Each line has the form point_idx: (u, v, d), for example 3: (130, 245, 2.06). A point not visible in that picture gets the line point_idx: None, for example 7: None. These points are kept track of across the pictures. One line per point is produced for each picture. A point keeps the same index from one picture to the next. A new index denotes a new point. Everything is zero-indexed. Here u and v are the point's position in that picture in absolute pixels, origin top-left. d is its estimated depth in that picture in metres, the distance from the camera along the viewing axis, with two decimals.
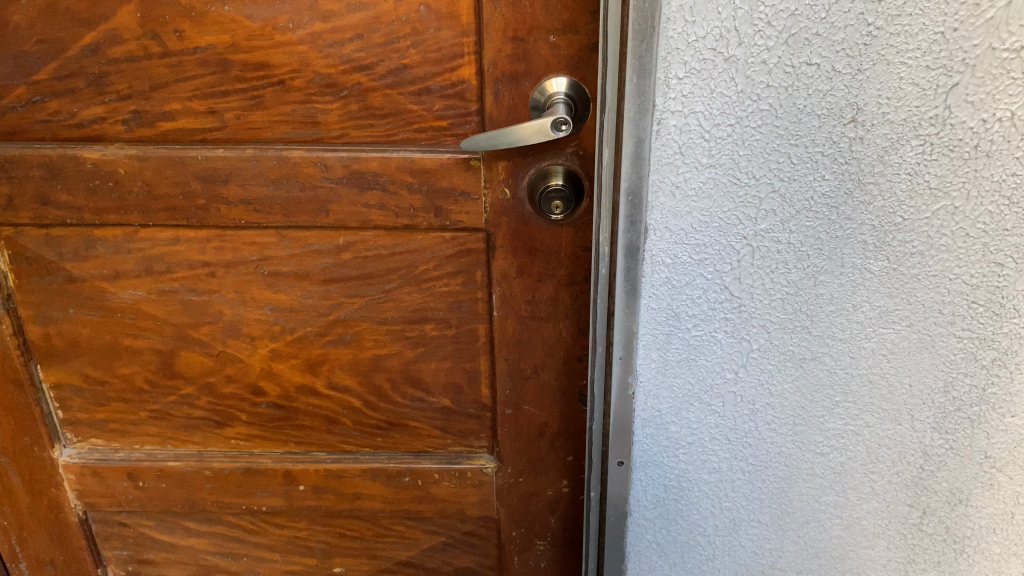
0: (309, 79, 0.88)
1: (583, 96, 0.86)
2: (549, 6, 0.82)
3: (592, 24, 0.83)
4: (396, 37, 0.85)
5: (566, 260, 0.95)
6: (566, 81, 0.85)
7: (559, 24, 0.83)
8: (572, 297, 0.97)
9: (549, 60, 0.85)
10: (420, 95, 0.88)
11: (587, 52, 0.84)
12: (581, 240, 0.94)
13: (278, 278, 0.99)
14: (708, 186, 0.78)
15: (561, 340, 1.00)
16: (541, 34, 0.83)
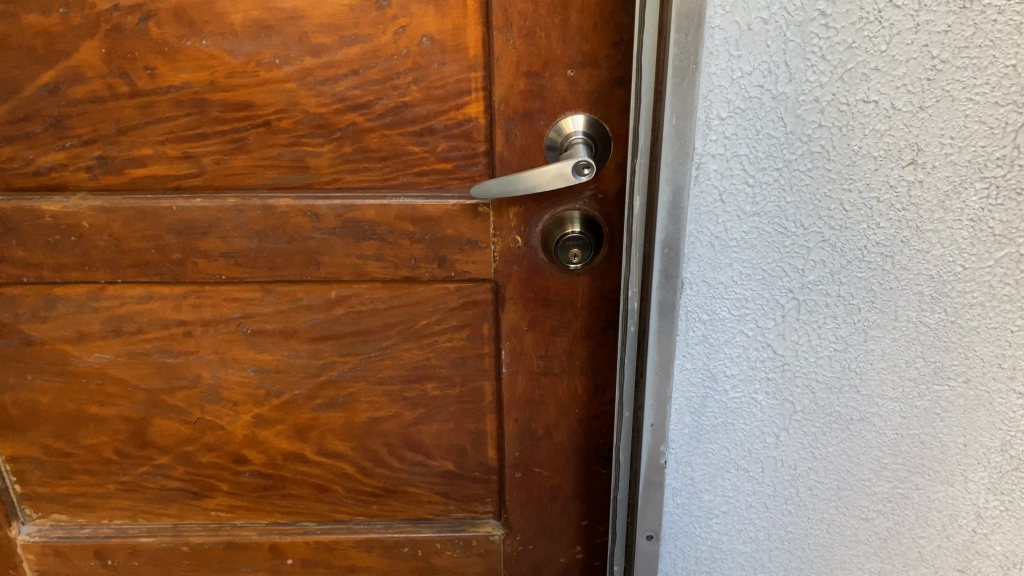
0: (298, 119, 0.79)
1: (604, 134, 0.78)
2: (567, 36, 0.74)
3: (614, 56, 0.75)
4: (396, 72, 0.77)
5: (582, 311, 0.86)
6: (584, 120, 0.77)
7: (578, 57, 0.75)
8: (589, 353, 0.88)
9: (567, 97, 0.77)
10: (422, 135, 0.80)
11: (607, 88, 0.76)
12: (598, 290, 0.85)
13: (263, 337, 0.90)
14: (751, 236, 0.70)
15: (577, 398, 0.91)
16: (557, 68, 0.75)
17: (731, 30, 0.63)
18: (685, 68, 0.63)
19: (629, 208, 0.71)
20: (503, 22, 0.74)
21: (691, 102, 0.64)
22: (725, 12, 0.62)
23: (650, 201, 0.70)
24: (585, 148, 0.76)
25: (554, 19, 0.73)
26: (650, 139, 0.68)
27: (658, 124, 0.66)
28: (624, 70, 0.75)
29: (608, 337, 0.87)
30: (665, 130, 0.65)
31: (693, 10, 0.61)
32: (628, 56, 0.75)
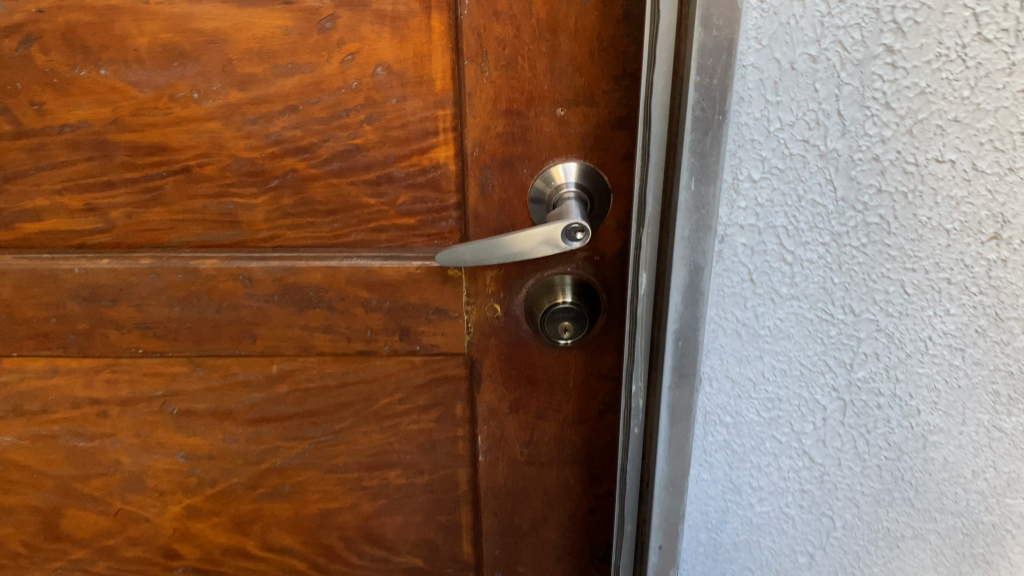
0: (224, 164, 0.64)
1: (602, 186, 0.63)
2: (556, 67, 0.59)
3: (615, 91, 0.60)
4: (344, 109, 0.62)
5: (575, 392, 0.71)
6: (577, 168, 0.62)
7: (570, 92, 0.60)
8: (583, 439, 0.74)
9: (556, 140, 0.62)
10: (378, 184, 0.65)
11: (607, 130, 0.61)
12: (595, 367, 0.70)
13: (192, 419, 0.75)
14: (788, 324, 0.56)
15: (569, 490, 0.76)
16: (544, 105, 0.61)
17: (769, 70, 0.48)
18: (710, 119, 0.48)
19: (631, 289, 0.56)
20: (476, 49, 0.59)
21: (716, 164, 0.49)
22: (761, 48, 0.48)
23: (660, 283, 0.55)
24: (580, 205, 0.62)
25: (539, 46, 0.58)
26: (660, 206, 0.53)
27: (672, 189, 0.51)
28: (628, 108, 0.60)
29: (606, 422, 0.73)
30: (682, 198, 0.51)
31: (721, 46, 0.46)
32: (633, 91, 0.60)
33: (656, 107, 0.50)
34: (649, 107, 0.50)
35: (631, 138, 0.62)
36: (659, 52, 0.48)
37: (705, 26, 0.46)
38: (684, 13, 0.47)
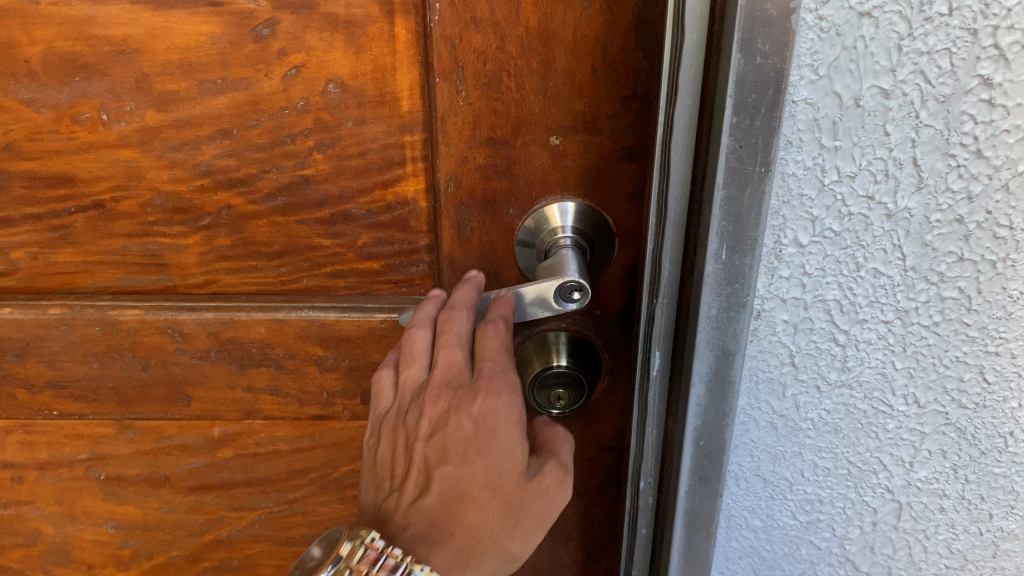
0: (145, 199, 0.53)
1: (606, 231, 0.52)
2: (549, 87, 0.48)
3: (622, 117, 0.48)
4: (288, 134, 0.51)
5: (571, 463, 0.61)
6: (575, 211, 0.51)
7: (566, 117, 0.49)
8: (579, 514, 0.63)
9: (550, 175, 0.50)
10: (333, 223, 0.54)
11: (612, 162, 0.50)
12: (594, 436, 0.59)
13: (122, 485, 0.64)
14: (835, 415, 0.45)
15: (562, 567, 0.66)
16: (534, 133, 0.49)
17: (827, 107, 0.37)
18: (748, 171, 0.37)
19: (641, 370, 0.45)
20: (449, 65, 0.47)
21: (754, 228, 0.38)
22: (818, 80, 0.36)
23: (677, 366, 0.43)
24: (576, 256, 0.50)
25: (529, 61, 0.47)
26: (679, 274, 0.41)
27: (696, 256, 0.40)
28: (638, 138, 0.49)
29: (606, 496, 0.62)
30: (708, 270, 0.39)
31: (766, 79, 0.35)
32: (645, 117, 0.48)
33: (676, 153, 0.38)
34: (668, 151, 0.38)
35: (642, 173, 0.50)
36: (683, 81, 0.36)
37: (746, 52, 0.34)
38: (717, 33, 0.35)
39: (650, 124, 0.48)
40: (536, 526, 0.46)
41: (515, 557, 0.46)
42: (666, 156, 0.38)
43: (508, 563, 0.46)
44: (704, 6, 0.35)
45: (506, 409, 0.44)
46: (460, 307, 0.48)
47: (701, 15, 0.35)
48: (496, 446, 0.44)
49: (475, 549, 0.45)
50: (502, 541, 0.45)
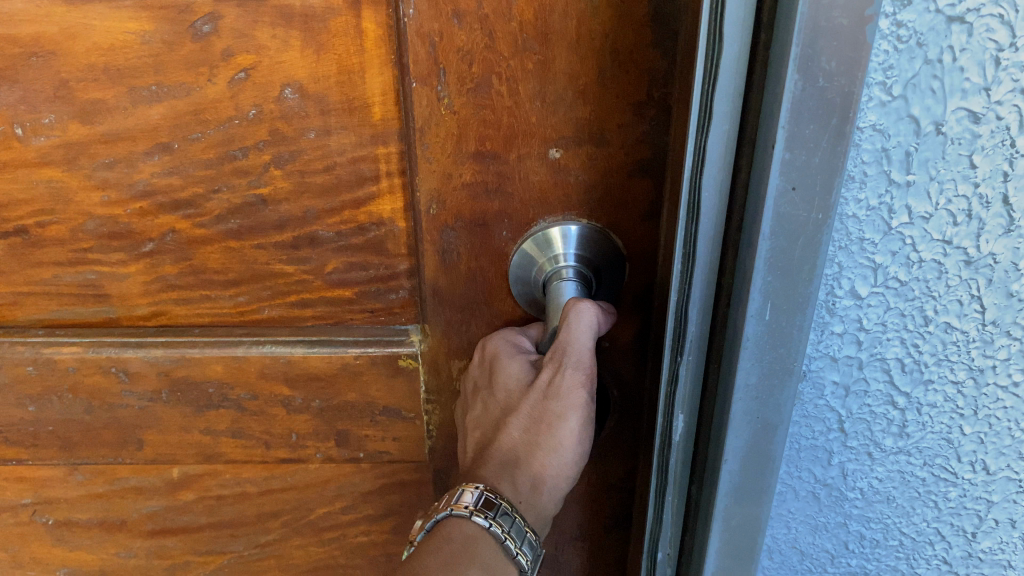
0: (75, 223, 0.45)
1: (613, 253, 0.44)
2: (548, 92, 0.40)
3: (635, 126, 0.41)
4: (240, 148, 0.43)
5: (574, 505, 0.54)
6: (578, 232, 0.44)
7: (568, 127, 0.41)
8: (584, 558, 0.56)
9: (549, 194, 0.43)
10: (296, 247, 0.46)
11: (621, 177, 0.42)
12: (600, 477, 0.53)
13: (73, 531, 0.58)
14: (889, 485, 0.38)
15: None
16: (532, 145, 0.41)
17: (901, 134, 0.29)
18: (803, 218, 0.29)
19: (662, 434, 0.37)
20: (427, 67, 0.39)
21: (805, 285, 0.31)
22: (891, 101, 0.29)
23: (703, 436, 0.36)
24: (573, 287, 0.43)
25: (523, 61, 0.39)
26: (708, 330, 0.33)
27: (730, 313, 0.32)
28: (654, 150, 0.41)
29: (613, 539, 0.55)
30: (747, 334, 0.32)
31: (829, 104, 0.27)
32: (661, 126, 0.41)
33: (708, 189, 0.30)
34: (697, 186, 0.30)
35: (657, 190, 0.43)
36: (719, 102, 0.28)
37: (806, 72, 0.26)
38: (764, 44, 0.27)
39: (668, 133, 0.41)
40: (567, 415, 0.41)
41: (560, 453, 0.41)
42: (695, 193, 0.31)
43: (558, 463, 0.41)
44: (749, 8, 0.27)
45: (497, 336, 0.44)
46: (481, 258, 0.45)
47: (746, 18, 0.27)
48: (496, 362, 0.44)
49: (512, 458, 0.42)
50: (537, 440, 0.42)
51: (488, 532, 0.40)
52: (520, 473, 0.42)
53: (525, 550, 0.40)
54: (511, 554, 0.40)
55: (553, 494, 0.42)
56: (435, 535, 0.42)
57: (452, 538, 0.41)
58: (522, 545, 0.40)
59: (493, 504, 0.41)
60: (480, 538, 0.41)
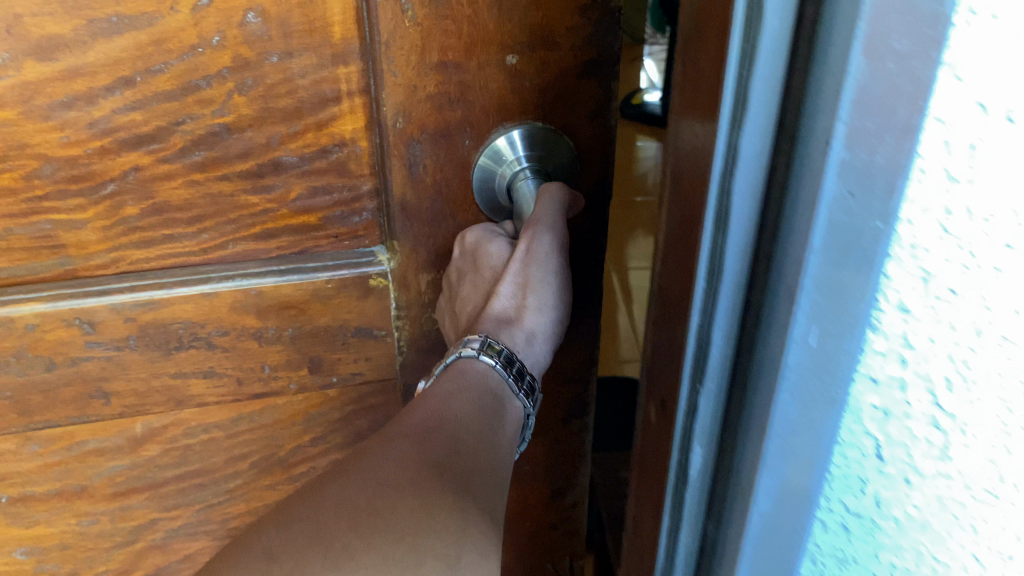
0: (30, 169, 0.44)
1: (566, 151, 0.48)
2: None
3: (582, 28, 0.45)
4: (204, 76, 0.43)
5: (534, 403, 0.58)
6: (534, 133, 0.47)
7: (524, 32, 0.44)
8: (545, 454, 0.61)
9: (506, 100, 0.46)
10: (261, 175, 0.47)
11: (571, 78, 0.46)
12: (558, 369, 0.57)
13: (28, 507, 0.56)
14: (928, 511, 0.30)
15: (528, 510, 0.64)
16: (490, 53, 0.45)
17: (963, 121, 0.22)
18: (861, 228, 0.22)
19: (677, 469, 0.30)
20: None
21: (859, 309, 0.24)
22: (963, 81, 0.21)
23: (723, 477, 0.29)
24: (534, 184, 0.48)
25: None
26: (733, 360, 0.26)
27: (758, 341, 0.25)
28: (598, 50, 0.46)
29: (571, 431, 0.60)
30: (785, 368, 0.24)
31: (888, 88, 0.20)
32: (605, 25, 0.45)
33: (734, 189, 0.23)
34: (727, 191, 0.23)
35: (601, 88, 0.47)
36: (758, 89, 0.21)
37: (876, 48, 0.19)
38: (811, 20, 0.20)
39: (611, 32, 0.45)
40: (546, 279, 0.48)
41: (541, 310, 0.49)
42: (706, 197, 0.23)
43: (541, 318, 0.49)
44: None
45: (476, 228, 0.49)
46: (447, 167, 0.47)
47: None
48: (477, 251, 0.49)
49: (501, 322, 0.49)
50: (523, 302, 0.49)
51: (495, 370, 0.48)
52: (517, 330, 0.49)
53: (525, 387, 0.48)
54: (514, 390, 0.48)
55: (545, 346, 0.51)
56: (436, 386, 0.47)
57: (456, 384, 0.47)
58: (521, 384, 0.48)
59: (500, 349, 0.48)
60: (489, 375, 0.48)
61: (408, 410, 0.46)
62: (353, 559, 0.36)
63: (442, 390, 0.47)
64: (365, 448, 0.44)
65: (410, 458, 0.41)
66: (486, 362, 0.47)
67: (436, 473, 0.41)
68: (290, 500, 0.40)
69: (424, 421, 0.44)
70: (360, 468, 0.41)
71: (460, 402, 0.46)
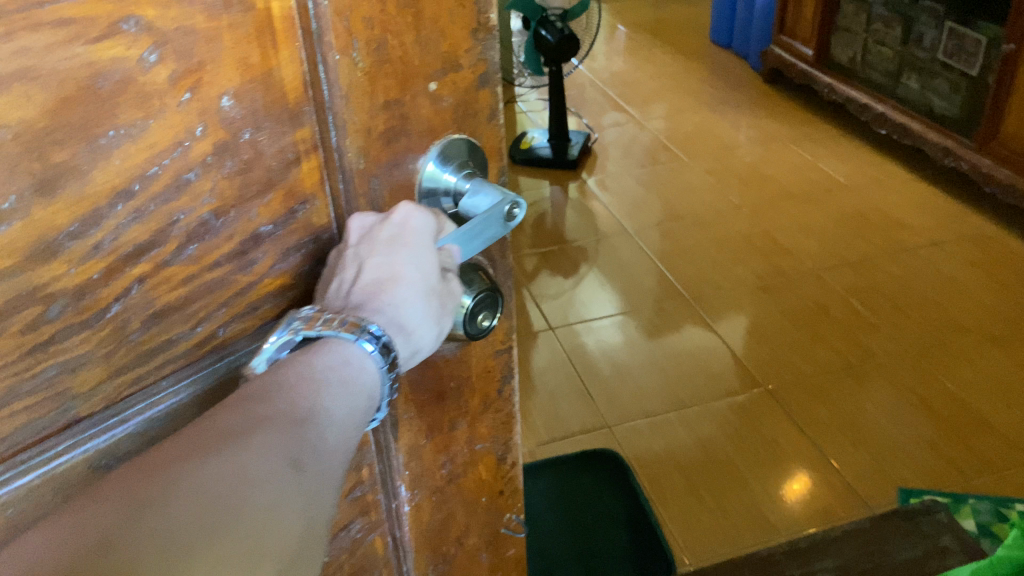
0: (38, 313, 0.39)
1: (481, 160, 0.55)
2: (423, 37, 0.48)
3: (475, 48, 0.51)
4: (194, 170, 0.42)
5: (479, 385, 0.59)
6: (461, 142, 0.53)
7: (439, 60, 0.49)
8: (492, 428, 0.62)
9: (432, 121, 0.51)
10: (244, 251, 0.46)
11: (474, 93, 0.52)
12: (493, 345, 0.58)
13: None
14: None
15: (483, 486, 0.64)
16: (417, 85, 0.49)
17: None
18: None
19: None
20: (344, 39, 0.45)
21: None
22: None
23: None
24: (461, 255, 0.51)
25: (404, 16, 0.46)
26: None
27: None
28: (486, 64, 0.52)
29: (507, 398, 0.62)
30: None
31: None
32: (489, 41, 0.52)
33: None
34: None
35: (491, 95, 0.54)
36: None
37: None
38: None
39: (492, 46, 0.52)
40: (443, 313, 0.50)
41: (427, 326, 0.49)
42: None
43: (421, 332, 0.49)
44: None
45: (420, 219, 0.49)
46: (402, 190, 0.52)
47: None
48: (409, 242, 0.48)
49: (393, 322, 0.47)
50: (419, 314, 0.49)
51: (368, 365, 0.46)
52: (397, 333, 0.48)
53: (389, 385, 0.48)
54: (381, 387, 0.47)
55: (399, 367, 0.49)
56: (309, 357, 0.44)
57: (335, 359, 0.45)
58: (387, 381, 0.47)
59: (376, 340, 0.46)
60: (360, 366, 0.46)
61: (274, 381, 0.42)
62: (213, 543, 0.36)
63: (314, 368, 0.44)
64: (236, 422, 0.40)
65: (281, 452, 0.40)
66: (367, 355, 0.46)
67: (296, 473, 0.41)
68: (131, 467, 0.37)
69: (307, 393, 0.43)
70: (233, 445, 0.39)
71: (332, 391, 0.44)
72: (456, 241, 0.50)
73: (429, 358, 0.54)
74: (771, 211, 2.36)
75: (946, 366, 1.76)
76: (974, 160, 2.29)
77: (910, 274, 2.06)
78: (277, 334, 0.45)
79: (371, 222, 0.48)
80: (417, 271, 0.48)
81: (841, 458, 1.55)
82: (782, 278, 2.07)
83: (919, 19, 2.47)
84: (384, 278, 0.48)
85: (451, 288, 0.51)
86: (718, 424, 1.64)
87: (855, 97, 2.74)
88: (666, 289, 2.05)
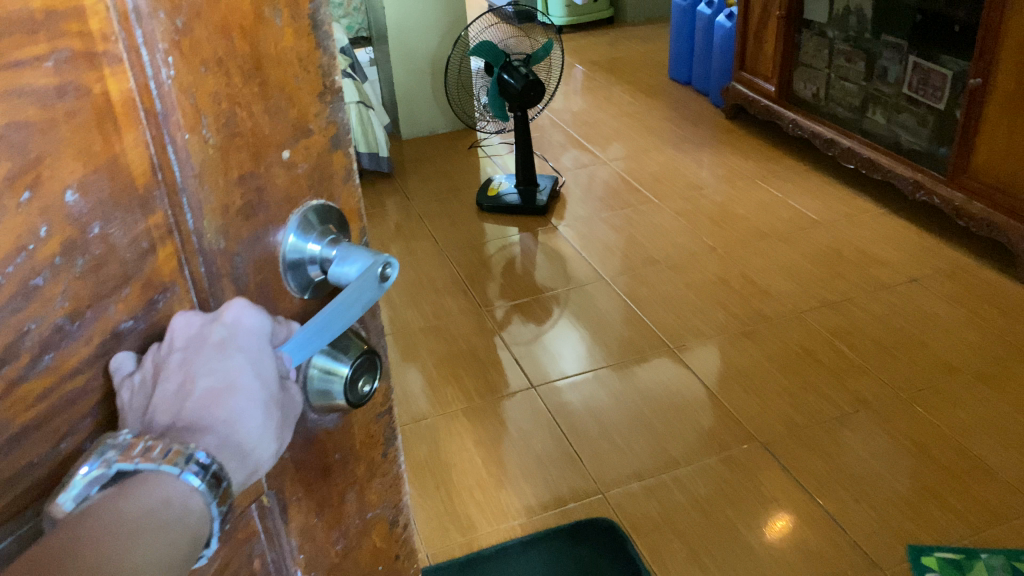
0: None
1: (340, 219, 0.52)
2: (272, 106, 0.45)
3: (325, 111, 0.49)
4: (42, 272, 0.37)
5: (365, 452, 0.57)
6: (318, 206, 0.50)
7: (291, 128, 0.47)
8: (381, 494, 0.60)
9: (290, 190, 0.48)
10: (106, 351, 0.41)
11: (328, 156, 0.50)
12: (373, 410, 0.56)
13: None
14: None
15: (379, 554, 0.61)
16: (270, 155, 0.46)
17: None
18: None
19: None
20: (191, 117, 0.42)
21: None
22: None
23: None
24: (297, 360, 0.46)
25: (251, 87, 0.44)
26: None
27: None
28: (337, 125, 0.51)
29: (391, 460, 0.60)
30: None
31: None
32: (337, 104, 0.50)
33: None
34: None
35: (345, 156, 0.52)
36: None
37: None
38: None
39: (341, 107, 0.51)
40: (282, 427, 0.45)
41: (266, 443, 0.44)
42: None
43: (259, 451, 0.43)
44: None
45: (254, 317, 0.44)
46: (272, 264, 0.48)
47: None
48: (245, 346, 0.43)
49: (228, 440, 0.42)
50: (257, 429, 0.43)
51: (198, 496, 0.40)
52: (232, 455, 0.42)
53: (224, 516, 0.42)
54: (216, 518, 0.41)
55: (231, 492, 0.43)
56: (129, 491, 0.38)
57: (158, 495, 0.39)
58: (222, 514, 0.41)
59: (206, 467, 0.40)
60: (189, 498, 0.39)
61: (75, 535, 0.36)
62: None
63: (125, 515, 0.37)
64: None
65: None
66: (193, 489, 0.40)
67: None
68: None
69: (123, 538, 0.37)
70: None
71: (152, 534, 0.37)
72: (294, 349, 0.45)
73: (311, 432, 0.51)
74: (745, 251, 2.32)
75: (936, 407, 1.71)
76: (946, 196, 2.24)
77: (893, 312, 2.02)
78: (86, 469, 0.38)
79: (198, 323, 0.43)
80: (254, 379, 0.43)
81: (838, 510, 1.50)
82: (759, 323, 2.01)
83: (882, 54, 2.51)
84: (216, 388, 0.42)
85: (289, 397, 0.45)
86: (712, 482, 1.58)
87: (821, 132, 2.71)
88: (641, 334, 2.01)
